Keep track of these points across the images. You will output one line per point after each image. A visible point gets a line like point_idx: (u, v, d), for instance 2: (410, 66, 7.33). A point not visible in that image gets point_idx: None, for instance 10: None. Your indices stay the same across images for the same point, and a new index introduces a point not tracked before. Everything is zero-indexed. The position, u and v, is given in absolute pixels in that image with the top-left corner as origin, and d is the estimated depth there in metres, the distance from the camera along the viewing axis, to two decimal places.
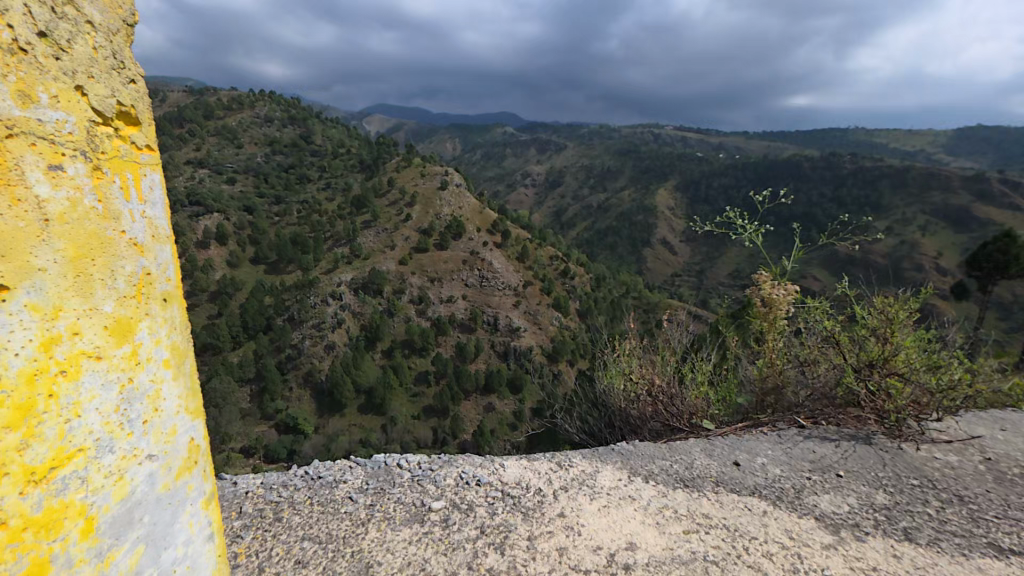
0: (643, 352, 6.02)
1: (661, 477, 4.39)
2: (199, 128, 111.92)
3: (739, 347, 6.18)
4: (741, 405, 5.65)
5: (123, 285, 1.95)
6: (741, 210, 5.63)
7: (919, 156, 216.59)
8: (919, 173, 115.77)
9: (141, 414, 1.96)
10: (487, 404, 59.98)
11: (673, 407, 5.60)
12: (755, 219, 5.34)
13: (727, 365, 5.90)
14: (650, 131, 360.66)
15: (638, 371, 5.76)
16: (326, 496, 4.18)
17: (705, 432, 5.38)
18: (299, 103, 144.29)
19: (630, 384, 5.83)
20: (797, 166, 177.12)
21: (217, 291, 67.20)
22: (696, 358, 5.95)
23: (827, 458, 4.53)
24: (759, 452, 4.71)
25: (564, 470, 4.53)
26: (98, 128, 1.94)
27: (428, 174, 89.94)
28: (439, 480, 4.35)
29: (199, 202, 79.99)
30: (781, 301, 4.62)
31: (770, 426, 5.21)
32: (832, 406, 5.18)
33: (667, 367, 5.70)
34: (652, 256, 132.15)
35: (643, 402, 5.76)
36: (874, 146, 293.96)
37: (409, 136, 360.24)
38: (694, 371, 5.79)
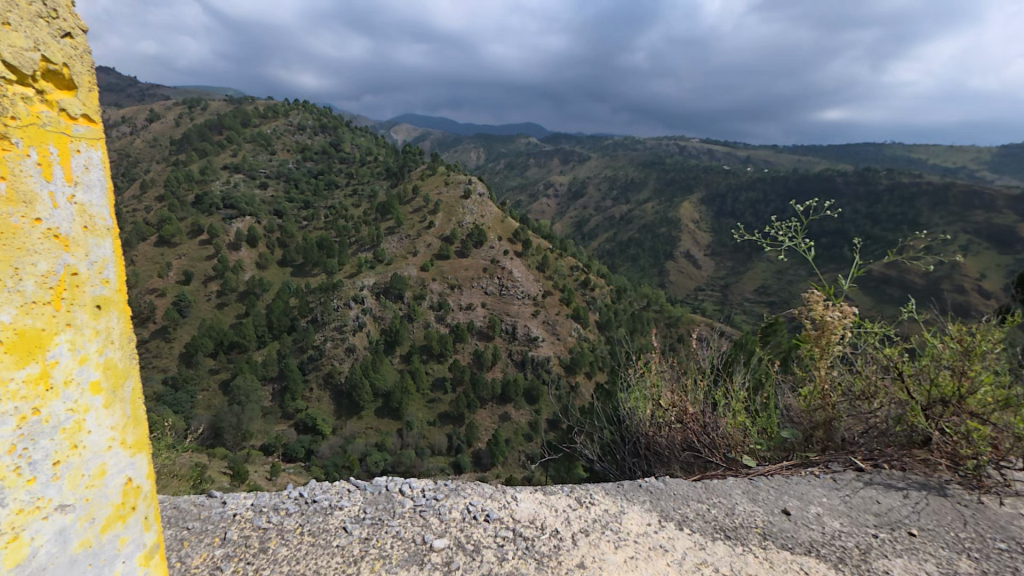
0: (671, 377, 5.56)
1: (698, 524, 3.97)
2: (236, 135, 116.36)
3: (781, 374, 5.62)
4: (787, 440, 5.14)
5: (33, 287, 1.76)
6: (786, 223, 5.12)
7: (961, 173, 207.95)
8: (960, 191, 111.37)
9: (47, 457, 1.75)
10: (503, 413, 59.90)
11: (709, 437, 5.17)
12: (803, 235, 4.83)
13: (770, 396, 5.36)
14: (676, 143, 359.98)
15: (663, 398, 5.33)
16: (318, 526, 3.91)
17: (745, 469, 4.94)
18: (331, 111, 148.98)
19: (656, 411, 5.39)
20: (829, 182, 172.60)
21: (245, 290, 69.21)
22: (729, 383, 5.51)
23: (894, 512, 4.01)
24: (811, 500, 4.23)
25: (584, 509, 4.15)
26: (10, 86, 1.77)
27: (451, 182, 91.17)
28: (443, 514, 4.03)
29: (233, 205, 82.95)
30: (835, 325, 4.04)
31: (822, 466, 4.78)
32: (894, 447, 4.68)
33: (700, 392, 5.26)
34: (676, 269, 130.33)
35: (671, 430, 5.34)
36: (913, 162, 284.06)
37: (434, 145, 360.48)
38: (729, 398, 5.29)
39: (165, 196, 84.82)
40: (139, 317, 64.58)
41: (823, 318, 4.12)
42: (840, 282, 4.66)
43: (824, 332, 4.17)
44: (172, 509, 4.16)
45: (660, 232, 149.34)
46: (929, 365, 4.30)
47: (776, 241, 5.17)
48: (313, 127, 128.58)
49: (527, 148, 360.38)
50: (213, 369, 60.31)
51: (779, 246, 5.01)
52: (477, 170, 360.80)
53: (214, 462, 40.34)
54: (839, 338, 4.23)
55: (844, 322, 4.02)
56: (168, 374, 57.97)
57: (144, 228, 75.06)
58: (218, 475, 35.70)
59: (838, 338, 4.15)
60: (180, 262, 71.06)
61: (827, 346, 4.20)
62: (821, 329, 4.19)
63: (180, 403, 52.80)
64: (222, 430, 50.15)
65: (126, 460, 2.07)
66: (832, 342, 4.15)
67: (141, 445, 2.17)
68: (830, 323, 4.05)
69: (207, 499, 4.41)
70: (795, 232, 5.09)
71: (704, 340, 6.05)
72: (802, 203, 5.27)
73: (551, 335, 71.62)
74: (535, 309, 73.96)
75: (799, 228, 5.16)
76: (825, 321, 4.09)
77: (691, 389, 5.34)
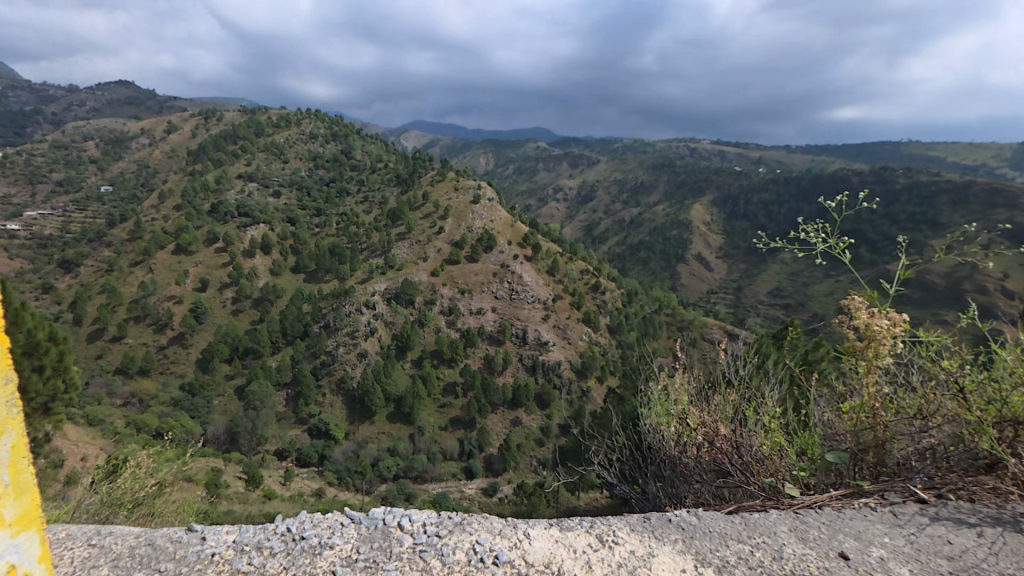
0: (691, 393, 5.26)
1: (738, 571, 3.62)
2: (250, 144, 118.31)
3: (821, 391, 5.18)
4: (834, 466, 4.70)
5: None
6: (819, 223, 4.69)
7: (981, 170, 202.87)
8: (981, 188, 108.78)
9: None
10: (514, 418, 59.86)
11: (745, 463, 4.78)
12: (839, 237, 4.36)
13: (809, 417, 4.94)
14: (685, 145, 358.83)
15: (683, 415, 5.02)
16: (304, 569, 3.63)
17: (791, 500, 4.49)
18: (343, 120, 151.12)
19: (679, 430, 5.07)
20: (844, 181, 169.87)
21: (259, 297, 70.01)
22: (761, 399, 5.14)
23: (968, 555, 3.55)
24: (872, 541, 3.81)
25: (605, 551, 3.85)
26: None
27: (461, 188, 91.43)
28: (445, 556, 3.73)
29: (247, 214, 84.16)
30: (882, 334, 3.61)
31: (879, 497, 4.36)
32: (957, 474, 4.27)
33: (728, 410, 4.93)
34: (688, 272, 129.17)
35: (700, 453, 4.95)
36: (930, 160, 279.04)
37: (444, 152, 360.81)
38: (761, 415, 4.90)
39: (182, 206, 86.40)
40: (158, 325, 65.68)
41: (860, 327, 3.77)
42: (886, 286, 4.15)
43: (870, 343, 3.76)
44: (146, 548, 4.13)
45: (672, 234, 148.05)
46: (995, 378, 3.85)
47: (806, 245, 4.72)
48: (325, 135, 130.34)
49: (536, 153, 360.56)
50: (229, 375, 61.00)
51: (813, 249, 4.55)
52: (486, 176, 360.90)
53: (230, 466, 40.68)
54: (889, 349, 3.81)
55: (894, 329, 3.60)
56: (185, 380, 58.70)
57: (162, 237, 76.46)
58: (233, 479, 35.94)
59: (887, 349, 3.73)
60: (197, 270, 72.11)
61: (876, 359, 3.77)
62: (867, 339, 3.77)
63: (197, 408, 53.37)
64: (237, 435, 50.40)
65: (10, 544, 2.29)
66: (882, 353, 3.72)
67: (27, 519, 2.41)
68: (879, 333, 3.62)
69: (186, 534, 4.33)
70: (827, 234, 4.64)
71: (727, 351, 5.68)
72: (834, 197, 4.71)
73: (562, 339, 71.14)
74: (546, 314, 73.35)
75: (829, 229, 4.70)
76: (871, 330, 3.66)
77: (718, 407, 5.03)
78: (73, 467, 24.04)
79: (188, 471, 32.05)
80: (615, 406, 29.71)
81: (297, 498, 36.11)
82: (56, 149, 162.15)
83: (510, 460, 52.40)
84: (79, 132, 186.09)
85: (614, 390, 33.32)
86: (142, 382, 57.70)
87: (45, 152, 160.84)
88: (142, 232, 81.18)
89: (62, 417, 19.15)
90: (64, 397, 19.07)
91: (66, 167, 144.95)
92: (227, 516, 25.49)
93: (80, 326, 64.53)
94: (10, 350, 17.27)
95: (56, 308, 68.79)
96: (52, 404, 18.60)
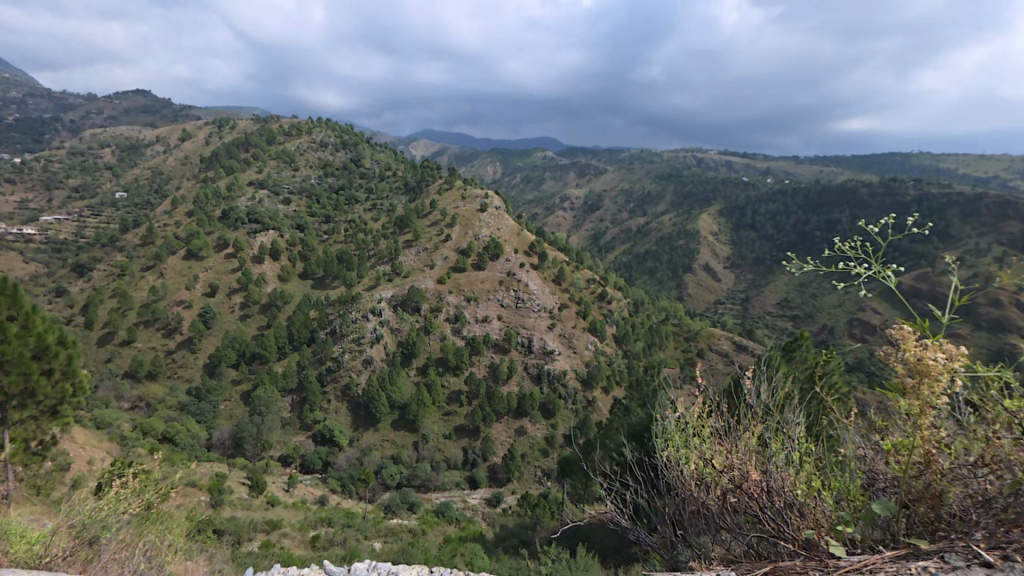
0: (714, 430, 5.31)
1: None
2: (263, 152, 120.05)
3: (858, 434, 4.95)
4: (889, 524, 4.20)
5: None
6: (866, 242, 4.34)
7: (993, 182, 200.89)
8: (992, 201, 107.85)
9: None
10: (519, 427, 59.57)
11: (782, 510, 4.54)
12: (889, 262, 3.96)
13: (852, 464, 4.74)
14: (693, 156, 359.19)
15: (707, 454, 5.05)
16: None
17: (836, 562, 4.04)
18: (353, 128, 152.82)
19: (700, 464, 5.08)
20: (854, 192, 168.74)
21: (267, 302, 70.39)
22: (794, 442, 5.02)
23: None
24: None
25: None
26: None
27: (468, 197, 92.02)
28: None
29: (257, 220, 84.89)
30: (934, 368, 3.34)
31: (936, 559, 3.74)
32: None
33: (753, 451, 4.92)
34: (695, 282, 128.33)
35: (726, 496, 4.87)
36: (939, 173, 278.19)
37: (451, 160, 360.51)
38: (785, 454, 4.85)
39: (194, 212, 87.15)
40: (167, 329, 66.07)
41: (905, 364, 3.62)
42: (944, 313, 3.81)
43: (924, 377, 3.47)
44: None
45: (679, 244, 147.38)
46: None
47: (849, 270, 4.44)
48: (335, 144, 131.85)
49: (543, 162, 360.47)
50: (235, 380, 60.84)
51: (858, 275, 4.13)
52: (493, 184, 360.45)
53: (234, 472, 40.22)
54: (950, 386, 3.51)
55: (951, 365, 3.32)
56: (193, 385, 58.69)
57: (174, 241, 77.26)
58: (237, 485, 35.51)
59: (943, 385, 3.43)
60: (206, 275, 72.62)
61: (930, 398, 3.49)
62: (920, 374, 3.48)
63: (203, 412, 53.19)
64: (242, 440, 49.90)
65: None
66: (938, 388, 3.43)
67: None
68: (934, 368, 3.34)
69: None
70: (871, 255, 4.31)
71: (750, 389, 5.59)
72: (882, 219, 4.32)
73: (568, 348, 70.67)
74: (551, 323, 73.18)
75: (873, 253, 4.36)
76: (924, 363, 3.39)
77: (743, 448, 4.99)
78: (79, 469, 23.87)
79: (192, 476, 31.82)
80: (621, 418, 29.57)
81: (301, 505, 35.69)
82: (72, 156, 165.18)
83: (514, 470, 52.31)
84: (95, 139, 189.33)
85: (621, 401, 33.03)
86: (149, 386, 57.63)
87: (62, 158, 163.82)
88: (154, 238, 81.95)
89: (69, 420, 19.01)
90: (73, 400, 18.97)
91: (82, 173, 147.43)
92: (229, 522, 25.10)
93: (91, 330, 65.04)
94: (20, 353, 16.82)
95: (68, 312, 69.43)
96: (60, 407, 18.46)
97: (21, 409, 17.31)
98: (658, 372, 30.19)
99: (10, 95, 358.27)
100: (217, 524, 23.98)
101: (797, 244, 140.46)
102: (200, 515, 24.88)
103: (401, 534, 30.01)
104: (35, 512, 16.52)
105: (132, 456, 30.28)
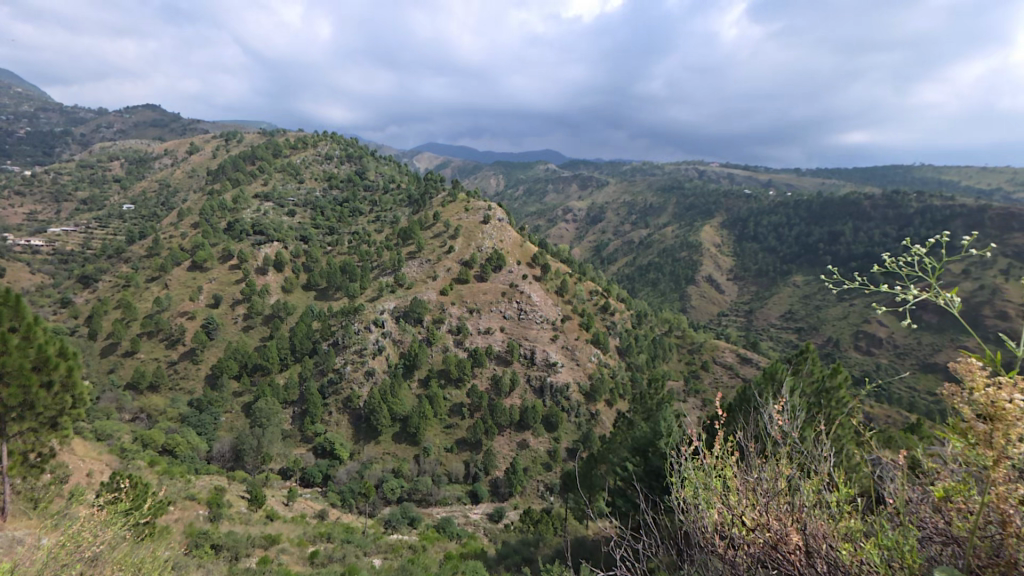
0: (741, 474, 5.36)
1: None
2: (268, 165, 120.93)
3: (907, 484, 4.80)
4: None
5: None
6: (924, 261, 4.16)
7: (996, 195, 201.09)
8: (996, 214, 108.11)
9: None
10: (521, 440, 58.86)
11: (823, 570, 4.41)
12: (951, 289, 3.80)
13: (903, 520, 4.59)
14: (694, 168, 360.26)
15: (734, 500, 5.01)
16: None
17: None
18: (357, 141, 154.20)
19: (725, 511, 4.99)
20: (856, 205, 168.90)
21: (270, 313, 70.29)
22: (829, 494, 4.91)
23: None
24: None
25: None
26: None
27: (472, 209, 92.52)
28: None
29: (262, 231, 85.22)
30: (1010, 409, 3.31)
31: None
32: None
33: (786, 503, 4.86)
34: (698, 293, 127.63)
35: (758, 555, 4.70)
36: (943, 185, 279.18)
37: (454, 172, 360.74)
38: (820, 504, 4.80)
39: (199, 223, 87.33)
40: (169, 340, 65.78)
41: (974, 408, 3.64)
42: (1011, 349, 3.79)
43: (1000, 421, 3.43)
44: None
45: (681, 256, 146.98)
46: None
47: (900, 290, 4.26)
48: (340, 157, 133.33)
49: (546, 174, 360.35)
50: (236, 392, 60.23)
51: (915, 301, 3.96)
52: (496, 197, 360.62)
53: (234, 485, 39.53)
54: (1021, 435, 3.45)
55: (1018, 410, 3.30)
56: (194, 397, 58.10)
57: (179, 253, 77.45)
58: (235, 498, 34.62)
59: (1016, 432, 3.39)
60: (210, 286, 72.67)
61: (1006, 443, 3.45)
62: (996, 419, 3.45)
63: (203, 424, 52.45)
64: (242, 452, 49.05)
65: None
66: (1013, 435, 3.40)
67: None
68: (1011, 413, 3.33)
69: None
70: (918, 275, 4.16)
71: (778, 433, 5.57)
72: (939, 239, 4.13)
73: (571, 360, 69.97)
74: (554, 334, 72.64)
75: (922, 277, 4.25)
76: (1000, 406, 3.38)
77: (776, 503, 4.89)
78: (77, 482, 23.36)
79: (190, 489, 31.14)
80: (625, 432, 29.19)
81: (301, 520, 34.92)
82: (81, 168, 166.97)
83: (517, 484, 51.74)
84: (104, 153, 191.39)
85: (625, 413, 32.48)
86: (151, 397, 57.10)
87: (71, 170, 165.79)
88: (159, 249, 82.17)
89: (69, 432, 18.61)
90: (73, 412, 18.54)
91: (90, 186, 148.92)
92: (226, 536, 24.37)
93: (94, 341, 64.90)
94: (19, 364, 16.54)
95: (72, 323, 69.37)
96: (60, 419, 18.04)
97: (20, 421, 16.96)
98: (663, 385, 29.61)
99: (21, 108, 361.24)
100: (216, 539, 23.46)
101: (801, 255, 139.96)
102: (196, 530, 24.26)
103: (401, 551, 29.21)
104: (31, 526, 15.99)
105: (131, 468, 29.75)
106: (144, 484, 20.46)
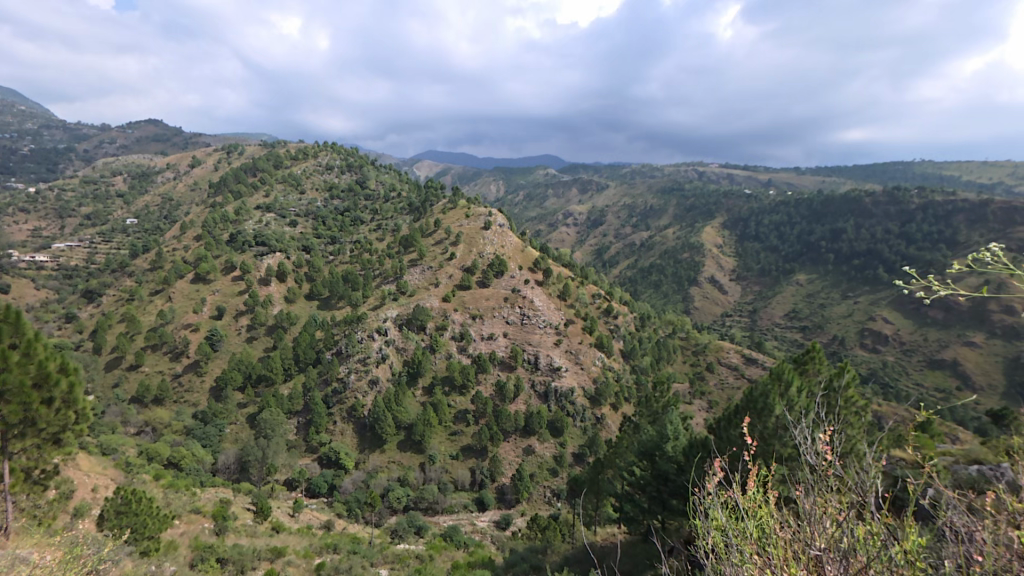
0: (782, 520, 5.47)
1: None
2: (270, 176, 121.50)
3: (977, 517, 5.02)
4: None
5: None
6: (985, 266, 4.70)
7: (996, 189, 201.18)
8: (999, 208, 107.57)
9: None
10: (527, 446, 58.26)
11: None
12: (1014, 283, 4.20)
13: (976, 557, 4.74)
14: (694, 169, 360.14)
15: (772, 554, 5.15)
16: None
17: None
18: (357, 151, 154.98)
19: (771, 565, 5.04)
20: (858, 202, 168.38)
21: (274, 324, 70.09)
22: (888, 535, 4.87)
23: None
24: None
25: None
26: None
27: (472, 215, 92.83)
28: None
29: (264, 242, 85.08)
30: None
31: None
32: None
33: (840, 551, 4.82)
34: (700, 294, 126.79)
35: None
36: (944, 180, 278.20)
37: (453, 179, 360.81)
38: (881, 548, 4.81)
39: (202, 236, 87.51)
40: (174, 353, 65.61)
41: None
42: None
43: None
44: None
45: (684, 257, 146.22)
46: None
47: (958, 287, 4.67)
48: (340, 167, 134.17)
49: (546, 179, 360.30)
50: (241, 404, 59.74)
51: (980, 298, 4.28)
52: (497, 203, 360.38)
53: (239, 497, 38.92)
54: None
55: None
56: (199, 409, 57.59)
57: (182, 266, 77.38)
58: (242, 511, 34.23)
59: None
60: (213, 298, 72.68)
61: None
62: None
63: (208, 436, 51.93)
64: (247, 464, 48.32)
65: None
66: None
67: None
68: None
69: None
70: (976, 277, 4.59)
71: (825, 466, 5.74)
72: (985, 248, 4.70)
73: (575, 364, 69.62)
74: (557, 339, 72.26)
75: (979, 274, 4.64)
76: None
77: (831, 554, 4.82)
78: (83, 497, 23.14)
79: (195, 502, 30.72)
80: (631, 436, 28.95)
81: (307, 531, 34.51)
82: (85, 184, 168.19)
83: (524, 491, 51.21)
84: (108, 168, 192.88)
85: (631, 416, 32.11)
86: (156, 410, 56.66)
87: (75, 186, 166.65)
88: (163, 262, 82.34)
89: (72, 448, 18.35)
90: (76, 428, 18.23)
91: (94, 201, 149.33)
92: (231, 549, 23.99)
93: (99, 355, 64.71)
94: (20, 380, 16.18)
95: (77, 338, 69.31)
96: (63, 435, 17.76)
97: (22, 438, 16.69)
98: (668, 387, 28.97)
99: (27, 126, 363.50)
100: (221, 553, 23.04)
101: (803, 254, 139.57)
102: (203, 543, 23.85)
103: (408, 561, 28.76)
104: (31, 543, 15.53)
105: (136, 483, 29.48)
106: (149, 496, 20.14)
